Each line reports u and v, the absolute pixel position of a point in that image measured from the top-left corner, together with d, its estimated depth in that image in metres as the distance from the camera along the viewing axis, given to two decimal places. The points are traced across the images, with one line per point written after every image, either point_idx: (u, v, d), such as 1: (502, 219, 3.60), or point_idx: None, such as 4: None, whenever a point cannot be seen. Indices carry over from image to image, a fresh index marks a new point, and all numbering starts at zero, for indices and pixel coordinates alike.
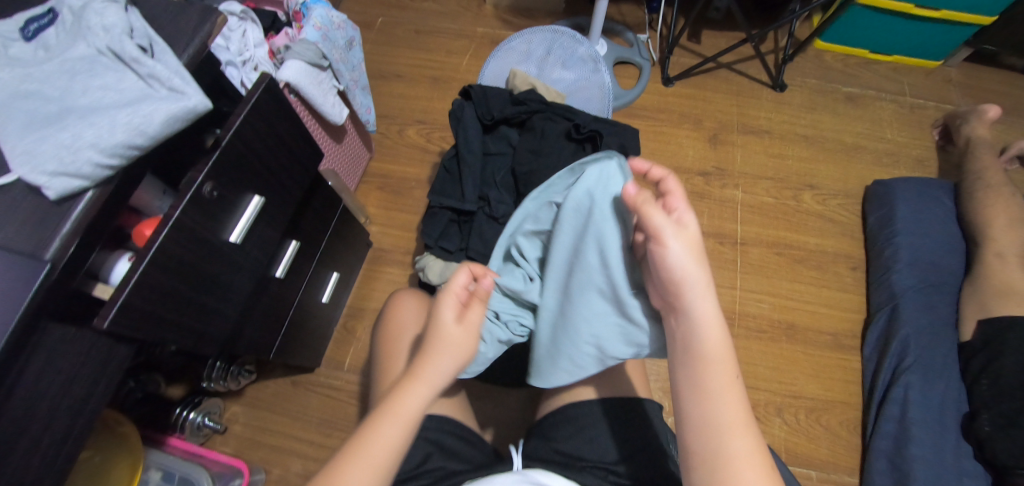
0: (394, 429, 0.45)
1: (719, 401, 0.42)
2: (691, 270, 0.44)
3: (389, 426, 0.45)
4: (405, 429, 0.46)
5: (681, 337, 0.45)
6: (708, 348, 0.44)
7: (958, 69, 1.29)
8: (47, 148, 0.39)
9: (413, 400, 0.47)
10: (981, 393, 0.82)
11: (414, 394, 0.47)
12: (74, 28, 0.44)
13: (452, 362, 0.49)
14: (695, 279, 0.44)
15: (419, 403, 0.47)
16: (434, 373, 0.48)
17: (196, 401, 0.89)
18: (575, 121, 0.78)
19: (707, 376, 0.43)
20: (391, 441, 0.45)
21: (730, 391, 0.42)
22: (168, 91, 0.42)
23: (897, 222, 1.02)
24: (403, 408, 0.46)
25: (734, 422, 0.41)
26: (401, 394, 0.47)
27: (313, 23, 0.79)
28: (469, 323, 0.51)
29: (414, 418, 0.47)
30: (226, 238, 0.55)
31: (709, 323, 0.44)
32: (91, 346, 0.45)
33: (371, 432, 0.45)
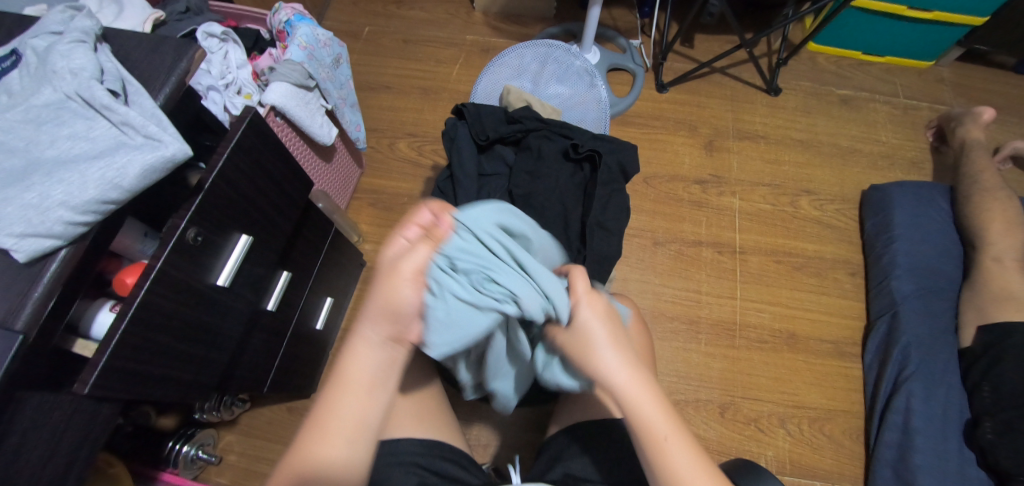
0: (349, 399, 0.43)
1: (671, 467, 0.42)
2: (605, 343, 0.43)
3: (343, 394, 0.43)
4: (358, 394, 0.43)
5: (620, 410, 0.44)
6: (649, 422, 0.42)
7: (950, 69, 1.29)
8: (13, 209, 0.36)
9: (358, 364, 0.43)
10: (983, 400, 0.82)
11: (359, 357, 0.43)
12: (38, 71, 0.41)
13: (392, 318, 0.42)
14: (613, 363, 0.42)
15: (366, 364, 0.43)
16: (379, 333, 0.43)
17: (188, 433, 0.87)
18: (572, 139, 0.76)
19: (654, 450, 0.43)
20: (348, 408, 0.43)
21: (676, 442, 0.42)
22: (143, 139, 0.39)
23: (895, 227, 1.02)
24: (350, 377, 0.43)
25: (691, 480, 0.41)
26: (350, 359, 0.43)
27: (297, 42, 0.76)
28: (404, 272, 0.41)
29: (365, 382, 0.43)
30: (213, 282, 0.52)
31: (635, 390, 0.42)
32: (73, 411, 0.42)
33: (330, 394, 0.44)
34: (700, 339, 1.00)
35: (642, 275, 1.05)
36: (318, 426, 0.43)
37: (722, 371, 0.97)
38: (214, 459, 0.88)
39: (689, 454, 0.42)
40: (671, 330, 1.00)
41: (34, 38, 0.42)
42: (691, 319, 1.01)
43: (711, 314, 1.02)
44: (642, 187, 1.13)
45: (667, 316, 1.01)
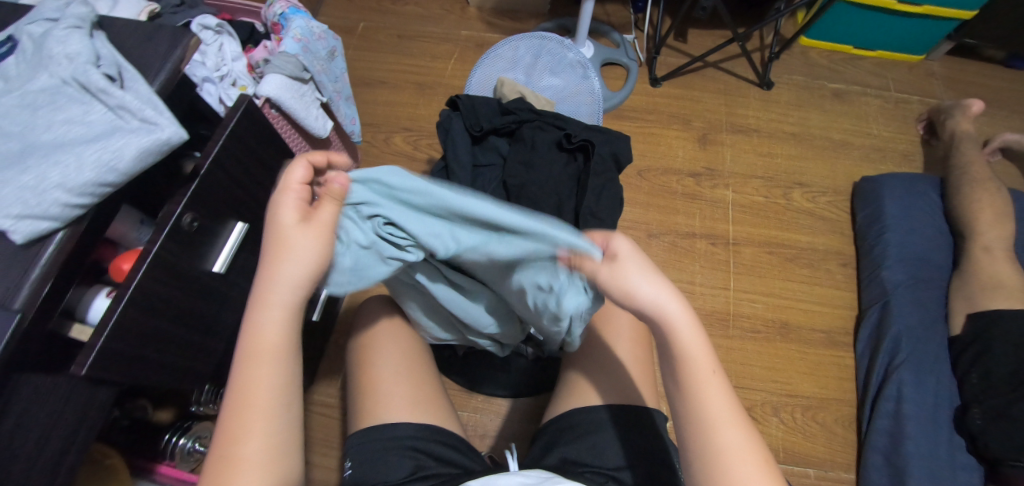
0: (264, 373, 0.40)
1: (704, 402, 0.42)
2: (650, 288, 0.42)
3: (256, 368, 0.40)
4: (274, 361, 0.41)
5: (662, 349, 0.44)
6: (688, 360, 0.43)
7: (940, 63, 1.30)
8: (9, 191, 0.36)
9: (269, 329, 0.41)
10: (972, 387, 0.84)
11: (262, 322, 0.40)
12: (34, 57, 0.41)
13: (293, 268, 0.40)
14: (660, 294, 0.42)
15: (274, 329, 0.41)
16: (279, 293, 0.40)
17: (185, 426, 0.85)
18: (565, 130, 0.77)
19: (692, 389, 0.43)
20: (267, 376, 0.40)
21: (712, 391, 0.42)
22: (139, 122, 0.40)
23: (886, 218, 1.03)
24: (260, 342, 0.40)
25: (721, 418, 0.41)
26: (253, 330, 0.40)
27: (292, 34, 0.76)
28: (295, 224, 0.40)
29: (277, 345, 0.41)
30: (209, 269, 0.53)
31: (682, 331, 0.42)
32: (68, 393, 0.43)
33: (238, 378, 0.40)
34: None
35: None
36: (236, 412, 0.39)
37: (716, 361, 0.98)
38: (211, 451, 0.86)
39: (725, 394, 0.43)
40: None
41: (30, 24, 0.43)
42: None
43: (705, 305, 1.03)
44: (637, 180, 1.14)
45: None
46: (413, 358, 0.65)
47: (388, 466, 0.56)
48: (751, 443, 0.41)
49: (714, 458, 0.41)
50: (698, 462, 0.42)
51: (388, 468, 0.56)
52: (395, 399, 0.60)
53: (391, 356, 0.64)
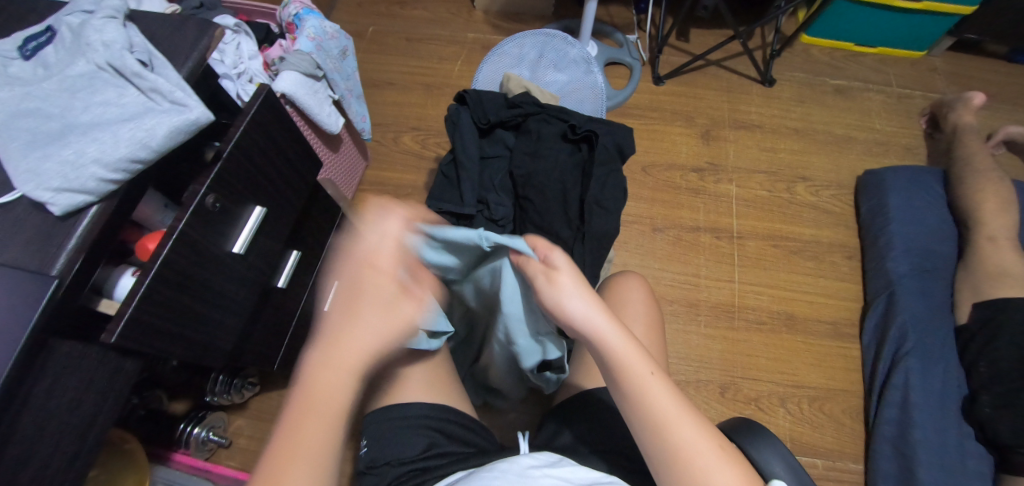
0: (335, 394, 0.48)
1: (653, 406, 0.43)
2: (579, 300, 0.46)
3: (323, 401, 0.47)
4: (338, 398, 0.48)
5: (601, 362, 0.46)
6: (624, 363, 0.44)
7: (942, 58, 1.32)
8: (51, 165, 0.40)
9: (339, 372, 0.49)
10: (980, 375, 0.83)
11: (342, 354, 0.49)
12: (73, 45, 0.46)
13: (377, 311, 0.51)
14: (588, 307, 0.46)
15: (344, 364, 0.49)
16: (357, 335, 0.50)
17: (200, 416, 0.87)
18: (570, 121, 0.78)
19: (633, 388, 0.44)
20: (327, 412, 0.47)
21: (659, 388, 0.44)
22: (170, 104, 0.44)
23: (889, 210, 1.04)
24: (329, 384, 0.48)
25: (673, 416, 0.43)
26: (328, 369, 0.49)
27: (306, 34, 0.80)
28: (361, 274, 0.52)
29: (342, 386, 0.48)
30: (230, 249, 0.55)
31: (616, 338, 0.45)
32: (99, 361, 0.46)
33: (303, 399, 0.47)
34: (699, 321, 1.01)
35: (641, 260, 1.07)
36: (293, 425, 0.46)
37: (722, 352, 0.99)
38: (225, 441, 0.89)
39: (668, 390, 0.44)
40: (670, 313, 1.02)
41: (68, 15, 0.48)
42: (690, 302, 1.03)
43: (710, 297, 1.04)
44: (641, 175, 1.15)
45: (666, 300, 1.03)
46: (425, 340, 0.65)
47: (401, 445, 0.57)
48: (707, 433, 0.42)
49: (681, 462, 0.41)
50: (663, 466, 0.42)
51: (402, 446, 0.57)
52: (410, 383, 0.62)
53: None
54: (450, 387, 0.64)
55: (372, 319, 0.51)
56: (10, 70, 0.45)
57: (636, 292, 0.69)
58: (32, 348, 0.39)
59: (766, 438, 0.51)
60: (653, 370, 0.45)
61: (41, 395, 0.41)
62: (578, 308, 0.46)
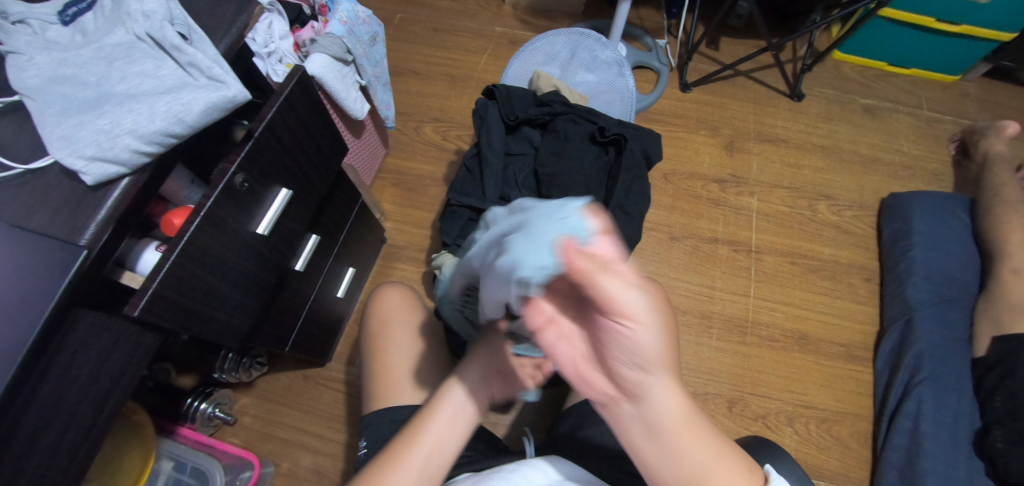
0: (442, 425, 0.47)
1: (687, 458, 0.38)
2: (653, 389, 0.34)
3: (436, 420, 0.47)
4: (448, 420, 0.48)
5: (632, 425, 0.37)
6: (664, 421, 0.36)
7: (976, 84, 1.29)
8: (86, 134, 0.40)
9: (453, 394, 0.49)
10: (995, 409, 0.81)
11: (435, 430, 0.47)
12: (113, 14, 0.46)
13: (450, 426, 0.47)
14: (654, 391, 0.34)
15: (442, 433, 0.47)
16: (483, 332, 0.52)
17: (207, 391, 0.87)
18: (598, 123, 0.78)
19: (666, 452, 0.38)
20: (438, 431, 0.47)
21: (702, 443, 0.38)
22: (207, 80, 0.44)
23: (913, 235, 1.02)
24: (437, 412, 0.48)
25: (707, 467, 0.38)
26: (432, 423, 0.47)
27: (339, 17, 0.78)
28: (458, 398, 0.48)
29: (453, 409, 0.48)
30: (253, 230, 0.55)
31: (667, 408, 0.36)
32: (120, 333, 0.45)
33: (431, 405, 0.48)
34: (710, 334, 1.00)
35: (657, 267, 1.06)
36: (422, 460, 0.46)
37: (732, 366, 0.98)
38: (230, 419, 0.89)
39: (709, 442, 0.39)
40: (683, 323, 1.01)
41: None
42: (704, 314, 1.02)
43: (723, 310, 1.03)
44: (662, 182, 1.14)
45: (680, 310, 1.02)
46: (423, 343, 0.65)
47: None
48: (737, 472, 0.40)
49: None
50: None
51: None
52: (407, 385, 0.62)
53: (404, 341, 0.66)
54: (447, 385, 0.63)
55: (449, 431, 0.47)
56: (48, 35, 0.45)
57: None
58: (57, 317, 0.39)
59: (779, 456, 0.51)
60: (693, 429, 0.38)
61: (62, 365, 0.41)
62: (639, 382, 0.34)
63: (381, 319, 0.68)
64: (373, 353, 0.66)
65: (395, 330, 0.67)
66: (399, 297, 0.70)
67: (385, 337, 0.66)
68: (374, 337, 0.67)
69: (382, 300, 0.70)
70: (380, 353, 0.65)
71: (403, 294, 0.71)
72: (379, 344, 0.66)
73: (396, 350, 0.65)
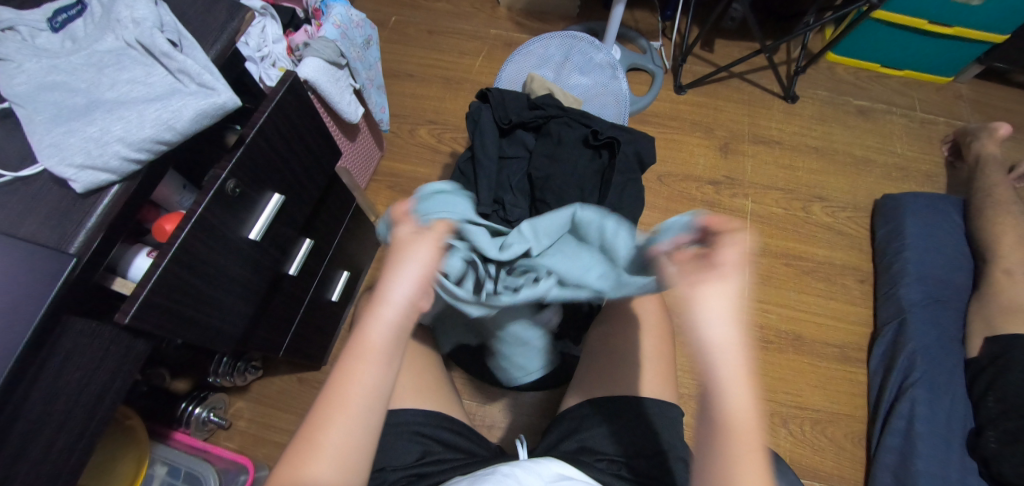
0: (369, 367, 0.40)
1: (735, 414, 0.38)
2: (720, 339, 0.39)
3: (359, 362, 0.40)
4: (377, 359, 0.40)
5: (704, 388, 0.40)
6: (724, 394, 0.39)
7: (969, 85, 1.30)
8: (75, 141, 0.40)
9: (378, 327, 0.41)
10: (987, 410, 0.82)
11: (362, 374, 0.40)
12: (103, 21, 0.46)
13: (378, 368, 0.40)
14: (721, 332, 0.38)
15: (371, 375, 0.40)
16: (399, 246, 0.45)
17: (202, 396, 0.88)
18: (592, 127, 0.78)
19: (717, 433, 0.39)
20: (366, 376, 0.40)
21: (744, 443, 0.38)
22: (198, 87, 0.44)
23: (906, 236, 1.03)
24: (364, 353, 0.40)
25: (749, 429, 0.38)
26: (357, 364, 0.40)
27: (332, 21, 0.78)
28: (383, 327, 0.41)
29: (380, 345, 0.41)
30: (246, 235, 0.55)
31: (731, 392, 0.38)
32: (112, 340, 0.45)
33: (354, 344, 0.41)
34: None
35: None
36: (349, 411, 0.39)
37: None
38: (224, 423, 0.89)
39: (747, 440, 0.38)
40: (678, 325, 1.02)
41: None
42: None
43: None
44: (656, 184, 1.15)
45: (675, 311, 1.03)
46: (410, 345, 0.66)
47: (393, 451, 0.56)
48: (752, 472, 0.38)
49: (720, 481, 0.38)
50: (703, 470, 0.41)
51: (396, 454, 0.56)
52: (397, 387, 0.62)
53: None
54: (436, 388, 0.63)
55: (376, 373, 0.40)
56: (38, 42, 0.45)
57: (648, 301, 0.68)
58: (47, 326, 0.39)
59: None
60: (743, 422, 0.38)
61: (52, 372, 0.41)
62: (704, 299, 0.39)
63: None
64: None
65: None
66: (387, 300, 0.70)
67: None
68: None
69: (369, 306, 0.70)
70: None
71: None
72: None
73: None
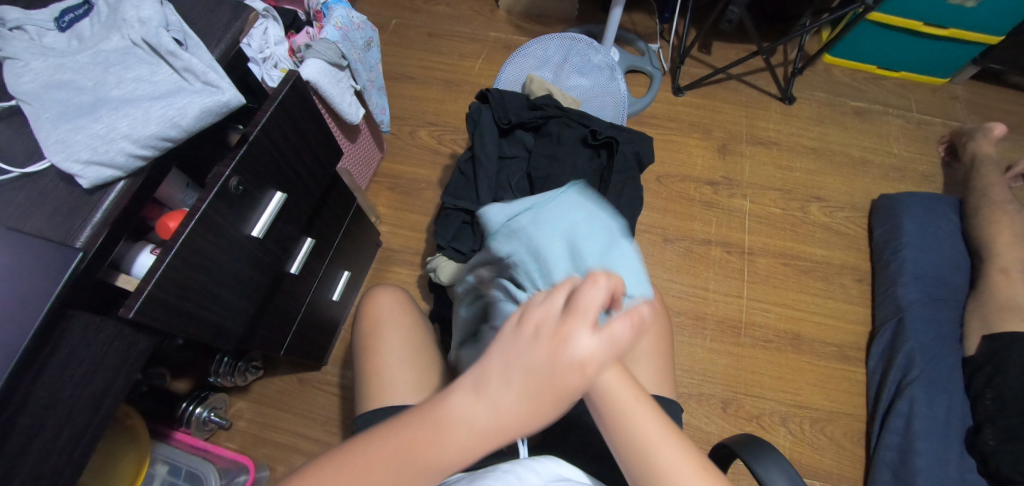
0: (428, 464, 0.33)
1: (638, 432, 0.38)
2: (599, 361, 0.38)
3: (422, 452, 0.33)
4: (436, 469, 0.33)
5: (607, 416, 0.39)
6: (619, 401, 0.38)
7: (964, 87, 1.31)
8: (81, 138, 0.41)
9: (460, 436, 0.32)
10: (985, 408, 0.82)
11: (420, 470, 0.33)
12: (109, 21, 0.47)
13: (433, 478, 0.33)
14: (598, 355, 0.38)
15: (424, 468, 0.33)
16: (536, 352, 0.31)
17: (203, 396, 0.87)
18: (591, 127, 0.79)
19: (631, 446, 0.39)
20: (422, 472, 0.33)
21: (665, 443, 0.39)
22: (202, 85, 0.44)
23: (904, 236, 1.03)
24: (435, 450, 0.32)
25: (654, 441, 0.38)
26: (424, 443, 0.33)
27: (334, 23, 0.79)
28: (455, 437, 0.32)
29: (448, 459, 0.32)
30: (248, 233, 0.55)
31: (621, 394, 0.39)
32: (116, 336, 0.46)
33: (429, 419, 0.33)
34: (705, 335, 1.01)
35: (651, 269, 1.07)
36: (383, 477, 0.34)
37: (725, 367, 0.99)
38: (225, 423, 0.89)
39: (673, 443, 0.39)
40: (677, 325, 1.02)
41: None
42: (697, 315, 1.03)
43: (716, 311, 1.03)
44: (655, 185, 1.15)
45: (674, 311, 1.03)
46: (412, 346, 0.66)
47: None
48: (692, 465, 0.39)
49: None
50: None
51: None
52: (398, 385, 0.62)
53: (394, 343, 0.66)
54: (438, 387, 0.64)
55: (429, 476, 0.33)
56: (45, 41, 0.46)
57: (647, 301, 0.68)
58: (53, 319, 0.39)
59: (770, 455, 0.51)
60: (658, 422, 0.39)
61: (57, 366, 0.41)
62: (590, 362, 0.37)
63: (372, 322, 0.68)
64: (364, 358, 0.66)
65: (385, 332, 0.67)
66: (393, 299, 0.71)
67: (376, 340, 0.67)
68: (365, 339, 0.67)
69: (372, 304, 0.71)
70: (371, 357, 0.65)
71: (392, 296, 0.71)
72: (370, 347, 0.66)
73: (386, 353, 0.65)
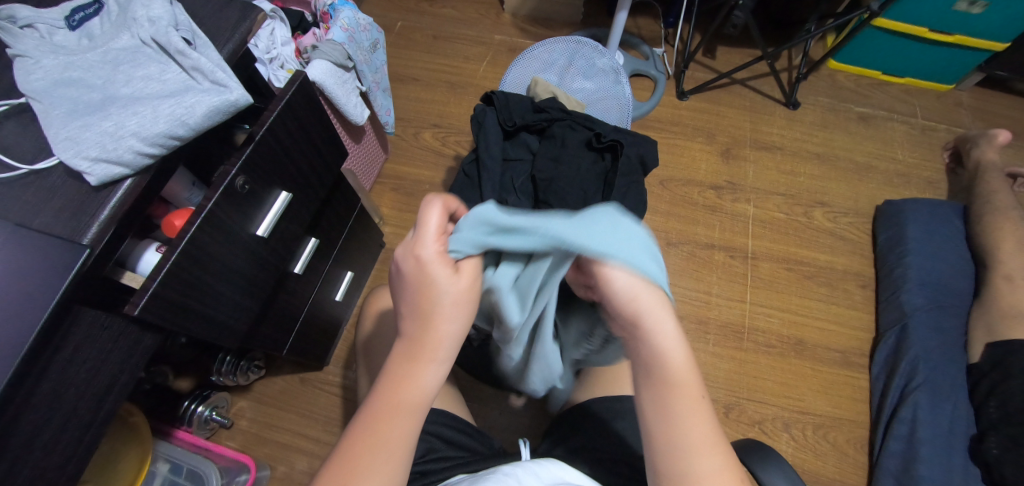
0: (403, 415, 0.40)
1: (683, 431, 0.39)
2: (665, 330, 0.39)
3: (395, 407, 0.40)
4: (411, 413, 0.40)
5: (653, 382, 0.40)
6: (670, 383, 0.39)
7: (969, 93, 1.31)
8: (91, 135, 0.41)
9: (426, 372, 0.40)
10: (989, 415, 0.81)
11: (399, 423, 0.39)
12: (119, 19, 0.47)
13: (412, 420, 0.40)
14: (667, 327, 0.39)
15: (405, 420, 0.40)
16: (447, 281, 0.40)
17: (205, 394, 0.87)
18: (595, 130, 0.79)
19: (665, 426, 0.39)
20: (401, 420, 0.40)
21: (704, 450, 0.38)
22: (210, 84, 0.44)
23: (908, 242, 1.03)
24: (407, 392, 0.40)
25: (700, 447, 0.38)
26: (394, 395, 0.40)
27: (341, 24, 0.79)
28: (424, 364, 0.40)
29: (417, 396, 0.40)
30: (254, 231, 0.55)
31: (680, 377, 0.39)
32: (121, 332, 0.46)
33: (395, 378, 0.40)
34: (707, 339, 1.01)
35: None
36: (369, 449, 0.39)
37: (728, 372, 0.98)
38: (227, 422, 0.89)
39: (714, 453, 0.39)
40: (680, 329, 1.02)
41: None
42: (700, 320, 1.03)
43: (719, 316, 1.03)
44: (659, 189, 1.15)
45: (677, 315, 1.03)
46: None
47: None
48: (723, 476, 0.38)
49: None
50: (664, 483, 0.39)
51: None
52: None
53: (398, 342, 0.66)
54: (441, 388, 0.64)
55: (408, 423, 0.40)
56: (56, 39, 0.46)
57: None
58: (58, 316, 0.40)
59: (773, 459, 0.51)
60: (703, 427, 0.39)
61: (62, 362, 0.42)
62: (657, 331, 0.39)
63: (377, 321, 0.69)
64: (369, 357, 0.66)
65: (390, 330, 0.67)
66: None
67: (382, 339, 0.67)
68: (371, 339, 0.68)
69: (377, 304, 0.71)
70: (377, 357, 0.66)
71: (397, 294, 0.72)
72: (376, 347, 0.67)
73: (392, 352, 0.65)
